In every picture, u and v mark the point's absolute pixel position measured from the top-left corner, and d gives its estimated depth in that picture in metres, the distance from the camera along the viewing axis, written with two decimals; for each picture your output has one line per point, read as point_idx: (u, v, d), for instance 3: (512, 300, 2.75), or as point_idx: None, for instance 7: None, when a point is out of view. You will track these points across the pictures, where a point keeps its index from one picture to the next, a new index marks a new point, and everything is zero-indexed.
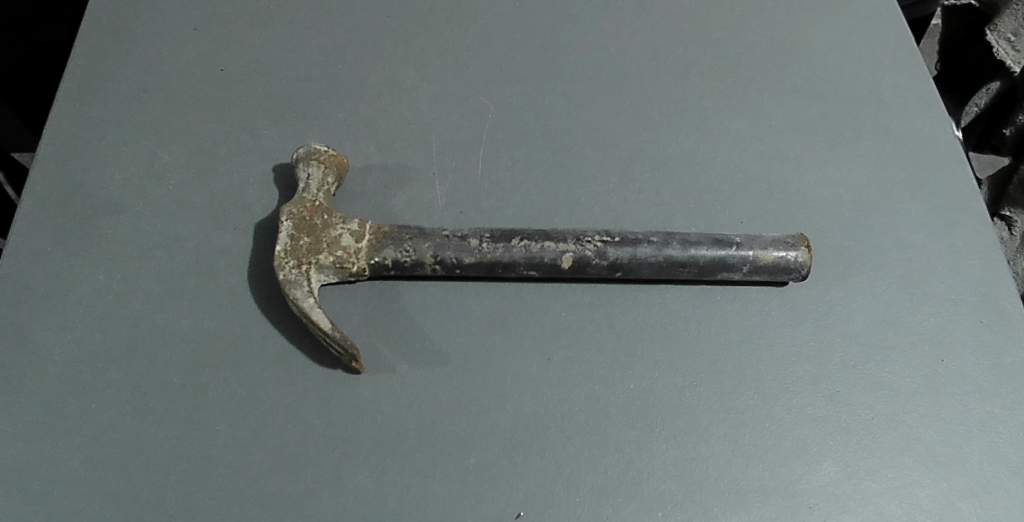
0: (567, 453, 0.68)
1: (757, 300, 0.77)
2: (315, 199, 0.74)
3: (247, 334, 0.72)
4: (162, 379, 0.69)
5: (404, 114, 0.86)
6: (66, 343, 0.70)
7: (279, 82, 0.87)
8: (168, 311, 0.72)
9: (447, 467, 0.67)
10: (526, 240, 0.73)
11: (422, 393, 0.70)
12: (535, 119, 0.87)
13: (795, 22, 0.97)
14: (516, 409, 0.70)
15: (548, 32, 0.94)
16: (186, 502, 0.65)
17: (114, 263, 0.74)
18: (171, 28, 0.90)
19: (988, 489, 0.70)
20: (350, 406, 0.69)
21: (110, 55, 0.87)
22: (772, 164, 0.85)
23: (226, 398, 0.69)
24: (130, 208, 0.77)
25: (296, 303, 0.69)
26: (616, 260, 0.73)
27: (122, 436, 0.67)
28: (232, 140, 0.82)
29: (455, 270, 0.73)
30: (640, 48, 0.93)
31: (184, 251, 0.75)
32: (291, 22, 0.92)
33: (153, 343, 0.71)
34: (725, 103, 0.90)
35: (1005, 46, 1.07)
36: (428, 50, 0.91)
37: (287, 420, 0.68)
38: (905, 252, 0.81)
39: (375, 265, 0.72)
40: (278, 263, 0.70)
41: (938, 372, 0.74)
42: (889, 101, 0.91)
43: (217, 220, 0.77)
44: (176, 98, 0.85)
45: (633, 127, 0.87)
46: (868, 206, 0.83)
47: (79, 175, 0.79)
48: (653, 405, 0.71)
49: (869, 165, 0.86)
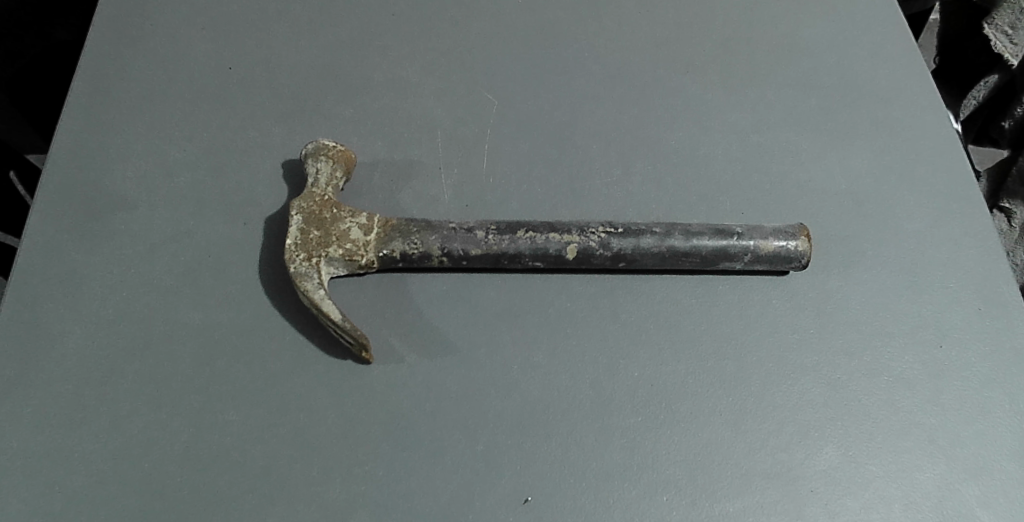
0: (574, 441, 0.70)
1: (759, 290, 0.78)
2: (323, 193, 0.76)
3: (259, 326, 0.73)
4: (177, 371, 0.71)
5: (409, 110, 0.87)
6: (82, 336, 0.72)
7: (287, 80, 0.89)
8: (181, 304, 0.74)
9: (456, 453, 0.69)
10: (531, 231, 0.75)
11: (431, 382, 0.71)
12: (539, 114, 0.88)
13: (794, 16, 0.98)
14: (523, 397, 0.71)
15: (550, 28, 0.95)
16: (201, 490, 0.66)
17: (129, 258, 0.76)
18: (180, 28, 0.92)
19: (988, 472, 0.71)
20: (360, 396, 0.71)
21: (120, 55, 0.89)
22: (774, 156, 0.87)
23: (239, 389, 0.70)
24: (142, 204, 0.79)
25: (306, 295, 0.70)
26: (619, 251, 0.75)
27: (139, 426, 0.68)
28: (240, 137, 0.84)
29: (462, 262, 0.75)
30: (641, 43, 0.95)
31: (196, 246, 0.77)
32: (297, 21, 0.94)
33: (167, 336, 0.72)
34: (726, 97, 0.91)
35: (1003, 40, 1.10)
36: (431, 47, 0.92)
37: (298, 409, 0.70)
38: (904, 242, 0.82)
39: (383, 258, 0.74)
40: (289, 256, 0.72)
41: (936, 358, 0.76)
42: (888, 93, 0.92)
43: (227, 214, 0.79)
44: (185, 97, 0.86)
45: (635, 121, 0.88)
46: (867, 197, 0.84)
47: (92, 173, 0.80)
48: (657, 392, 0.72)
49: (868, 156, 0.87)
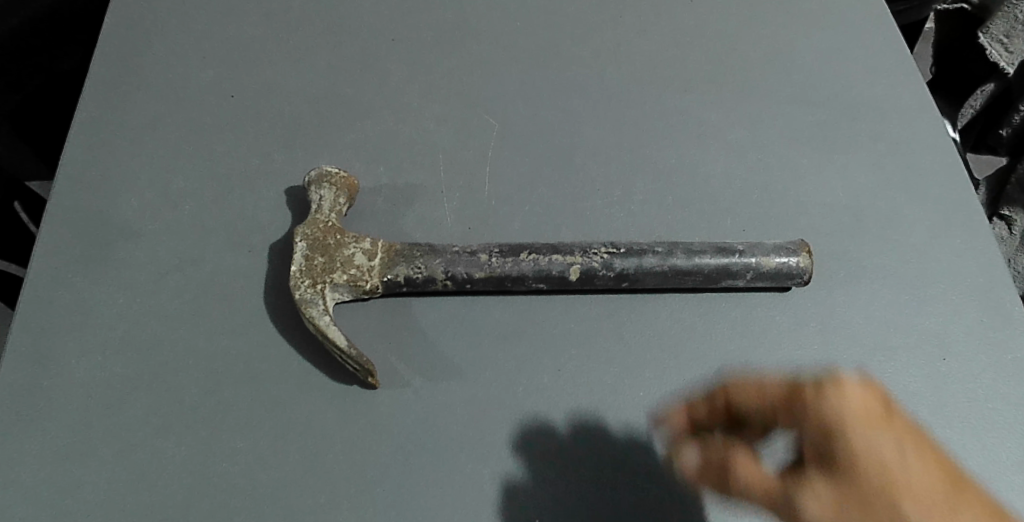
0: (581, 461, 0.70)
1: (762, 306, 0.78)
2: (327, 219, 0.76)
3: (265, 352, 0.74)
4: (186, 398, 0.71)
5: (410, 134, 0.88)
6: (90, 367, 0.72)
7: (288, 107, 0.89)
8: (187, 332, 0.74)
9: (464, 477, 0.69)
10: (535, 253, 0.75)
11: (437, 405, 0.72)
12: (538, 134, 0.89)
13: (790, 32, 0.99)
14: (529, 418, 0.71)
15: (549, 49, 0.96)
16: (209, 517, 0.66)
17: (135, 287, 0.76)
18: (182, 57, 0.93)
19: (994, 484, 0.71)
20: (367, 420, 0.71)
21: (123, 86, 0.90)
22: (774, 174, 0.87)
23: (247, 415, 0.71)
24: (148, 232, 0.79)
25: (312, 321, 0.70)
26: (622, 271, 0.75)
27: (148, 454, 0.68)
28: (244, 164, 0.85)
29: (466, 285, 0.75)
30: (639, 62, 0.95)
31: (202, 274, 0.77)
32: (298, 48, 0.95)
33: (175, 364, 0.72)
34: (724, 114, 0.92)
35: (998, 49, 1.11)
36: (432, 70, 0.93)
37: (306, 435, 0.70)
38: (905, 255, 0.82)
39: (388, 282, 0.74)
40: (294, 283, 0.72)
41: (940, 371, 0.76)
42: (885, 106, 0.93)
43: (232, 241, 0.79)
44: (189, 125, 0.87)
45: (633, 140, 0.89)
46: (866, 211, 0.85)
47: (98, 203, 0.81)
48: (663, 412, 0.72)
49: (867, 170, 0.88)
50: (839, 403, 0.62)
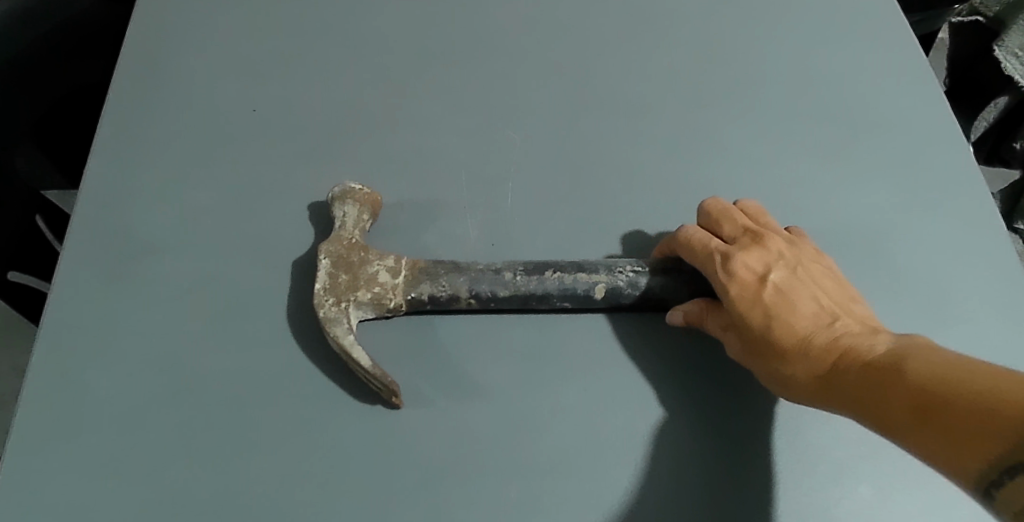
0: (608, 483, 0.69)
1: None
2: (351, 236, 0.76)
3: (288, 371, 0.73)
4: (210, 417, 0.70)
5: (431, 148, 0.87)
6: (114, 385, 0.71)
7: (309, 121, 0.89)
8: (211, 350, 0.73)
9: (490, 498, 0.68)
10: (560, 271, 0.75)
11: (461, 425, 0.71)
12: (559, 149, 0.88)
13: (810, 46, 0.99)
14: (555, 439, 0.71)
15: (570, 63, 0.96)
16: None
17: (159, 304, 0.76)
18: (205, 73, 0.93)
19: None
20: (391, 440, 0.70)
21: (147, 101, 0.90)
22: (797, 190, 0.87)
23: (271, 434, 0.70)
24: (171, 248, 0.79)
25: (336, 340, 0.70)
26: (648, 290, 0.76)
27: (172, 475, 0.68)
28: (267, 179, 0.84)
29: (491, 303, 0.75)
30: (659, 75, 0.95)
31: (225, 291, 0.77)
32: (319, 61, 0.95)
33: (198, 383, 0.72)
34: (745, 128, 0.91)
35: (1013, 61, 1.08)
36: (451, 84, 0.93)
37: (329, 455, 0.69)
38: (932, 273, 0.81)
39: (412, 300, 0.74)
40: (319, 302, 0.71)
41: None
42: (906, 122, 0.92)
43: (255, 258, 0.79)
44: (211, 140, 0.87)
45: (655, 154, 0.88)
46: (891, 229, 0.84)
47: (123, 219, 0.81)
48: (690, 433, 0.72)
49: (891, 186, 0.87)
50: (721, 275, 0.73)
